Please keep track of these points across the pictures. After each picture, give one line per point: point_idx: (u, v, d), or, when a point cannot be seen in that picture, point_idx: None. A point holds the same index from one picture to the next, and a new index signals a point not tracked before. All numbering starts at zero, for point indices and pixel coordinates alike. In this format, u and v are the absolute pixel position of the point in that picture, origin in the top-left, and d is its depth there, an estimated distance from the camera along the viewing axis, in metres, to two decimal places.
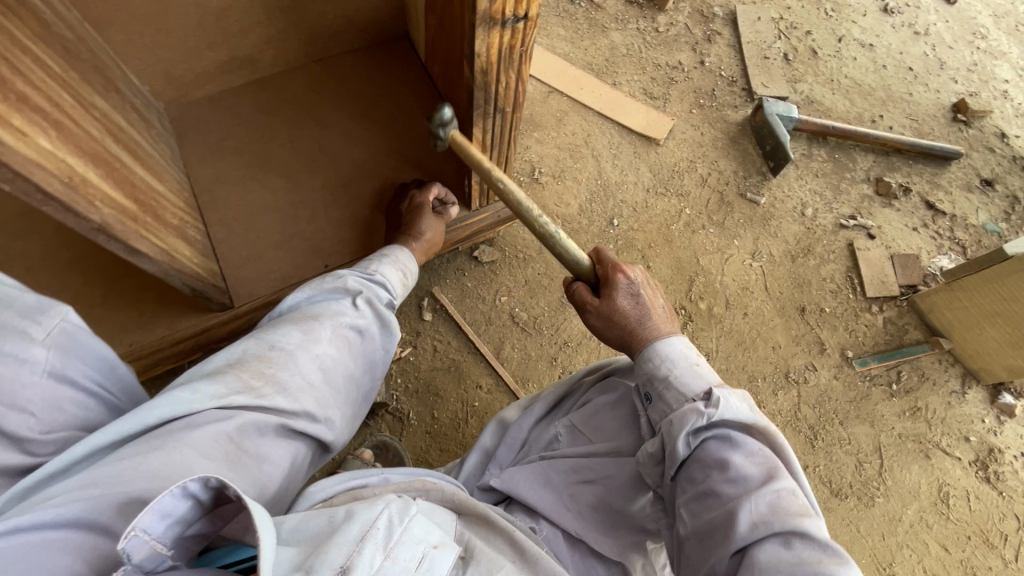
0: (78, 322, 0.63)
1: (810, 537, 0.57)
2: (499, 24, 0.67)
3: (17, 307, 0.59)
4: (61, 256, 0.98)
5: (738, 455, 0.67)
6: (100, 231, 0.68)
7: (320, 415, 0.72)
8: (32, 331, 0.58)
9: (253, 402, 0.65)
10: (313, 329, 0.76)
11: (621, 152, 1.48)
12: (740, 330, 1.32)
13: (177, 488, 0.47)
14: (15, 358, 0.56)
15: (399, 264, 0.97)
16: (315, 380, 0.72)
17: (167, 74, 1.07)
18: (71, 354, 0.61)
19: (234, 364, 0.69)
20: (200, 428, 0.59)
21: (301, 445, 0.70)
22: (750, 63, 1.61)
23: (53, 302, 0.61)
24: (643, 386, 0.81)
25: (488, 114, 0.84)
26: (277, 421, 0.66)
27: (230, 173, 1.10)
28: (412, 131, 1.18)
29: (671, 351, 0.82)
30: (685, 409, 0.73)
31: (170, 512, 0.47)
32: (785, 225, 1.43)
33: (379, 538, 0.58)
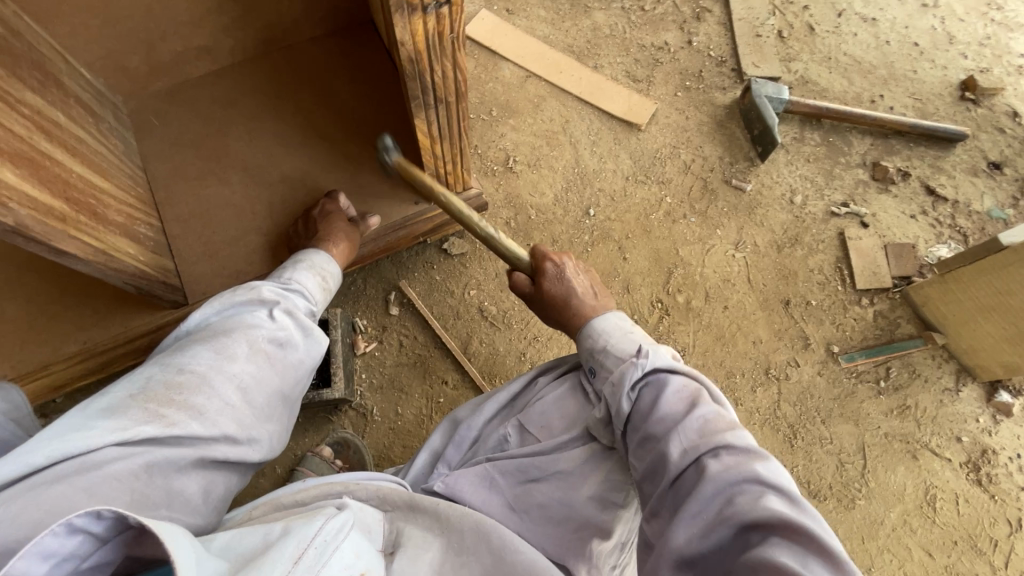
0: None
1: (735, 447, 0.59)
2: (420, 10, 0.63)
3: None
4: (15, 255, 0.99)
5: (667, 393, 0.69)
6: (20, 233, 0.68)
7: (241, 437, 0.70)
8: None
9: (162, 433, 0.62)
10: (226, 346, 0.74)
11: (600, 139, 1.42)
12: (720, 324, 1.27)
13: (62, 523, 0.46)
14: None
15: (317, 269, 0.95)
16: (234, 401, 0.70)
17: (121, 67, 1.05)
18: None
19: (140, 392, 0.65)
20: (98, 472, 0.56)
21: (220, 473, 0.68)
22: (741, 42, 1.53)
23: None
24: (586, 362, 0.82)
25: (429, 105, 0.80)
26: (193, 454, 0.63)
27: (187, 168, 1.09)
28: (373, 122, 1.14)
29: (606, 325, 0.84)
30: (623, 367, 0.74)
31: (54, 552, 0.47)
32: (772, 214, 1.36)
33: (312, 558, 0.54)
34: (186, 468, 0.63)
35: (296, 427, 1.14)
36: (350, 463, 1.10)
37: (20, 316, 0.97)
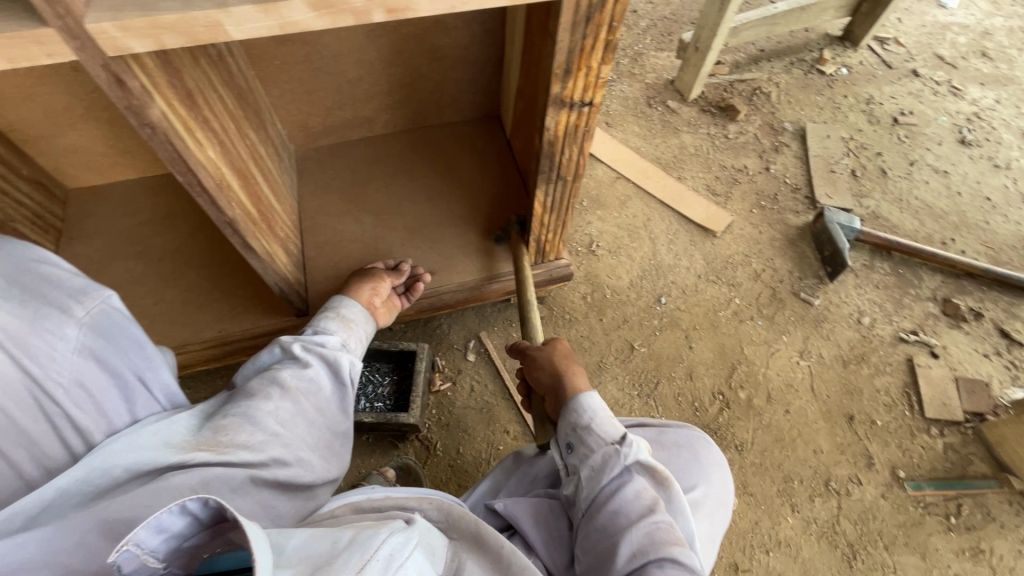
0: (119, 308, 0.67)
1: (681, 563, 0.68)
2: (567, 106, 0.81)
3: (65, 288, 0.64)
4: (186, 254, 1.22)
5: (628, 491, 0.75)
6: (229, 225, 0.86)
7: (288, 459, 0.76)
8: (71, 309, 0.62)
9: (215, 459, 0.68)
10: (262, 389, 0.80)
11: (677, 239, 1.56)
12: (780, 426, 1.28)
13: (177, 506, 0.51)
14: (51, 334, 0.60)
15: (340, 314, 1.01)
16: (276, 431, 0.76)
17: (304, 124, 1.33)
18: (103, 336, 0.65)
19: (193, 433, 0.72)
20: (163, 484, 0.63)
21: (271, 493, 0.73)
22: (816, 174, 1.69)
23: (98, 286, 0.66)
24: (566, 436, 0.85)
25: (551, 179, 0.97)
26: (246, 475, 0.70)
27: (332, 207, 1.32)
28: (488, 193, 1.35)
29: (594, 403, 0.86)
30: (603, 453, 0.80)
31: (167, 527, 0.51)
32: (839, 330, 1.42)
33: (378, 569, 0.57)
34: (240, 490, 0.69)
35: (365, 446, 1.23)
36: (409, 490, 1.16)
37: (177, 302, 1.17)
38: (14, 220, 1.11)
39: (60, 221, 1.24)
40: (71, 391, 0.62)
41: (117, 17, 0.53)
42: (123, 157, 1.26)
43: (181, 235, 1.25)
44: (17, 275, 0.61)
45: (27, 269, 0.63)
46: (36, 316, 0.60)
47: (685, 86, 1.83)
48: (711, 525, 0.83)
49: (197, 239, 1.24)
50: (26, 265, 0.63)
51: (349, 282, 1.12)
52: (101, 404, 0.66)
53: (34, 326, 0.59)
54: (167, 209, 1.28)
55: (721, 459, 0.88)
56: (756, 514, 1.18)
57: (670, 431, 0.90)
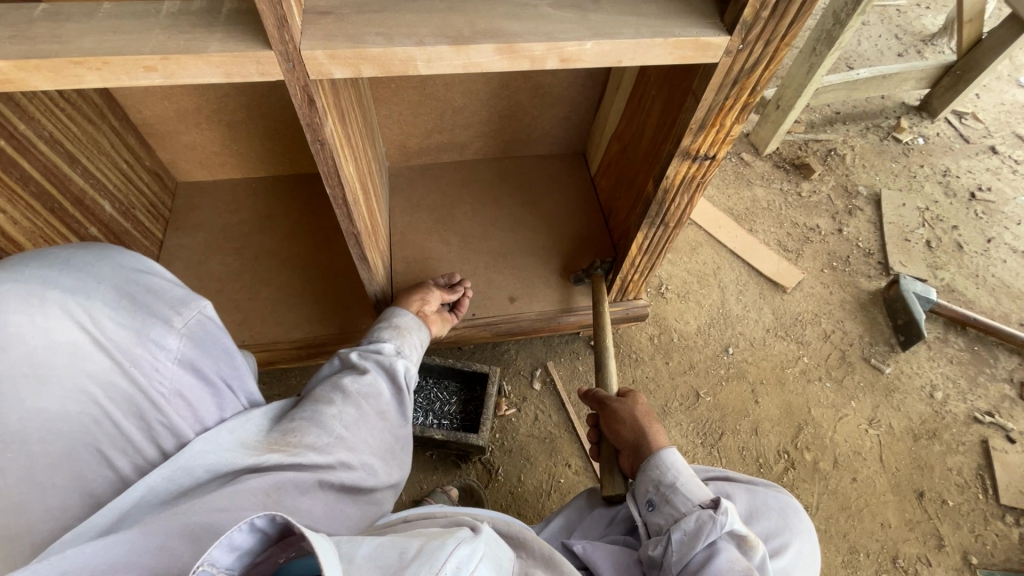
0: (214, 318, 0.65)
1: None
2: (691, 158, 0.84)
3: (165, 297, 0.61)
4: (282, 256, 1.28)
5: (721, 561, 0.72)
6: (353, 238, 0.90)
7: (353, 462, 0.75)
8: (172, 319, 0.60)
9: (287, 460, 0.67)
10: (324, 396, 0.81)
11: (746, 290, 1.56)
12: (847, 494, 1.26)
13: (245, 525, 0.50)
14: (154, 344, 0.59)
15: (395, 323, 1.01)
16: (340, 433, 0.76)
17: (402, 144, 1.39)
18: (199, 345, 0.63)
19: (263, 433, 0.71)
20: (237, 484, 0.61)
21: (339, 497, 0.72)
22: (890, 241, 1.68)
23: (196, 296, 0.64)
24: (646, 493, 0.84)
25: (654, 224, 1.00)
26: (315, 476, 0.68)
27: (420, 224, 1.36)
28: (570, 226, 1.38)
29: (678, 461, 0.84)
30: (695, 516, 0.77)
31: (237, 545, 0.51)
32: (910, 402, 1.39)
33: None
34: (310, 492, 0.67)
35: (429, 463, 1.24)
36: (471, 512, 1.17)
37: (270, 300, 1.22)
38: (134, 207, 1.18)
39: (167, 211, 1.31)
40: (171, 401, 0.61)
41: (329, 46, 0.58)
42: (232, 158, 1.33)
43: (278, 237, 1.30)
44: (125, 285, 0.59)
45: (131, 277, 0.61)
46: (140, 325, 0.58)
47: (761, 140, 1.85)
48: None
49: (292, 243, 1.30)
50: (130, 273, 0.61)
51: (397, 296, 1.13)
52: (197, 411, 0.65)
53: (138, 336, 0.58)
54: (266, 211, 1.34)
55: (810, 526, 0.85)
56: None
57: (759, 490, 0.88)
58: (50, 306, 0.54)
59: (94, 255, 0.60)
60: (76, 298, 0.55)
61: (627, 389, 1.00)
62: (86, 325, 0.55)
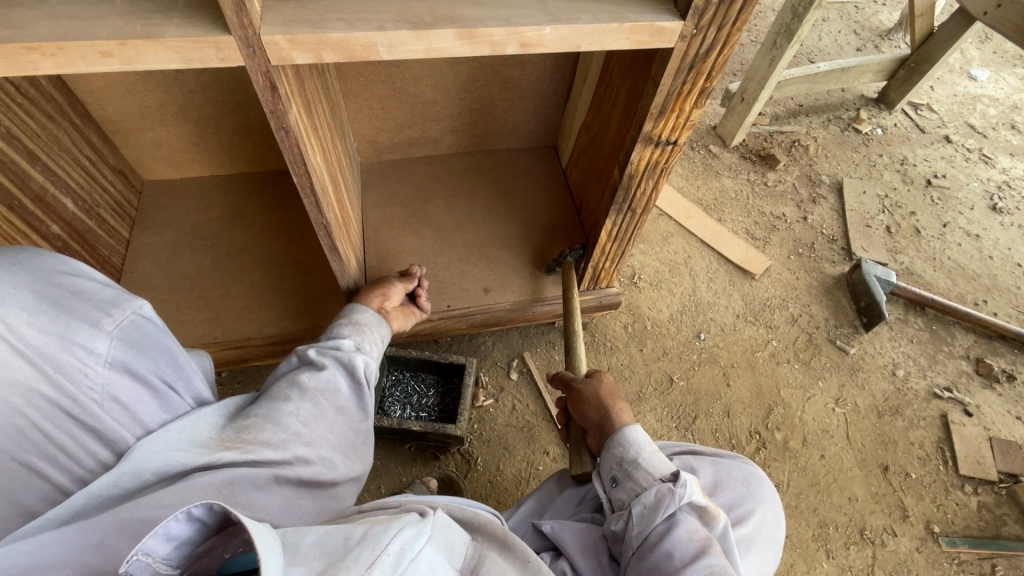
0: (151, 317, 0.62)
1: None
2: (654, 143, 0.87)
3: (94, 299, 0.59)
4: (253, 253, 1.27)
5: (680, 532, 0.74)
6: (323, 228, 0.90)
7: (312, 457, 0.76)
8: (102, 321, 0.58)
9: (241, 457, 0.68)
10: (281, 392, 0.81)
11: (717, 277, 1.60)
12: (816, 470, 1.30)
13: (182, 514, 0.48)
14: (83, 348, 0.56)
15: (356, 318, 1.01)
16: (298, 429, 0.76)
17: (373, 139, 1.39)
18: (134, 347, 0.61)
19: (217, 430, 0.71)
20: (188, 482, 0.62)
21: (297, 491, 0.73)
22: (852, 227, 1.74)
23: (130, 296, 0.61)
24: (610, 470, 0.85)
25: (622, 210, 1.02)
26: (271, 472, 0.69)
27: (394, 218, 1.36)
28: (542, 218, 1.40)
29: (640, 438, 0.85)
30: (655, 490, 0.78)
31: (175, 535, 0.49)
32: (874, 380, 1.44)
33: (390, 564, 0.53)
34: (265, 486, 0.68)
35: (407, 456, 1.24)
36: None
37: (242, 297, 1.21)
38: (98, 205, 1.16)
39: (133, 210, 1.28)
40: (108, 405, 0.59)
41: (290, 31, 0.58)
42: (200, 156, 1.31)
43: (249, 235, 1.29)
44: (48, 288, 0.56)
45: (54, 280, 0.57)
46: (66, 331, 0.55)
47: (728, 133, 1.90)
48: (761, 560, 0.84)
49: (263, 239, 1.29)
50: (54, 277, 0.57)
51: (359, 292, 1.12)
52: (138, 415, 0.63)
53: (64, 341, 0.55)
54: (236, 209, 1.32)
55: (774, 494, 0.88)
56: (792, 557, 1.19)
57: (724, 462, 0.90)
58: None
59: (10, 260, 0.55)
60: None
61: (596, 371, 1.00)
62: (4, 332, 0.52)
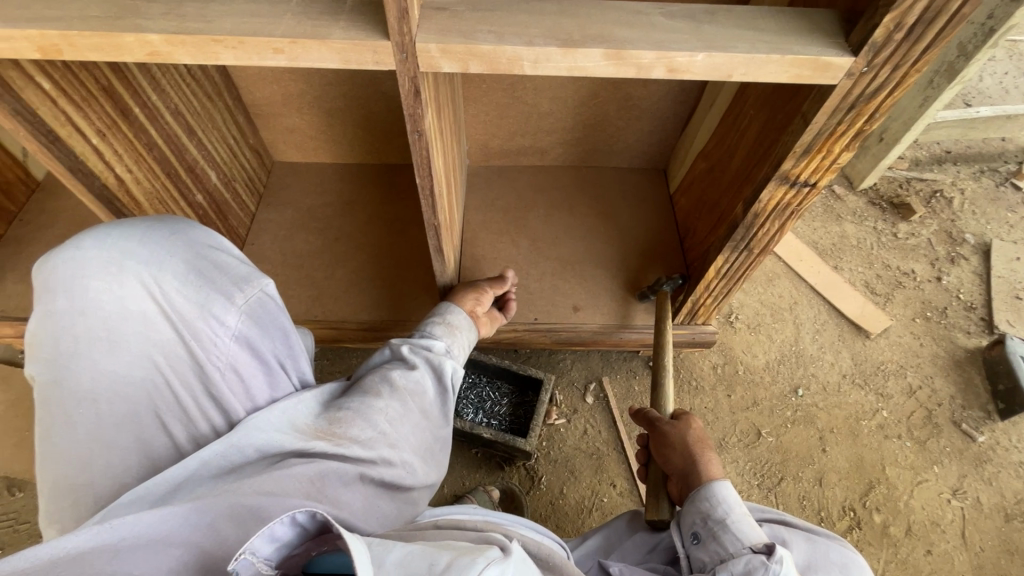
0: (271, 296, 0.74)
1: None
2: (789, 183, 0.80)
3: (231, 275, 0.72)
4: (358, 240, 1.33)
5: None
6: (433, 229, 0.92)
7: (394, 459, 0.77)
8: (234, 296, 0.70)
9: (331, 449, 0.71)
10: (373, 388, 0.83)
11: (824, 330, 1.47)
12: (918, 566, 1.15)
13: (288, 517, 0.55)
14: (216, 318, 0.69)
15: (448, 320, 1.02)
16: (384, 429, 0.78)
17: (484, 144, 1.41)
18: (255, 322, 0.72)
19: (312, 419, 0.76)
20: (283, 470, 0.66)
21: (377, 493, 0.75)
22: (997, 297, 1.52)
23: (258, 275, 0.74)
24: (692, 525, 0.80)
25: (737, 248, 0.96)
26: (356, 470, 0.71)
27: (493, 224, 1.38)
28: (643, 243, 1.35)
29: (729, 497, 0.79)
30: (743, 558, 0.72)
31: (278, 537, 0.55)
32: (1004, 477, 1.25)
33: None
34: (351, 483, 0.71)
35: (473, 461, 1.25)
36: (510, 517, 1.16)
37: (344, 282, 1.27)
38: (235, 180, 1.27)
39: (262, 187, 1.39)
40: (225, 373, 0.69)
41: (443, 41, 0.60)
42: (325, 143, 1.40)
43: (357, 222, 1.36)
44: (195, 261, 0.71)
45: (201, 255, 0.72)
46: (204, 300, 0.69)
47: (857, 173, 1.73)
48: None
49: (369, 229, 1.35)
50: (201, 250, 0.73)
51: (453, 290, 1.13)
52: (250, 387, 0.72)
53: (202, 309, 0.68)
54: (350, 197, 1.40)
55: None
56: None
57: (822, 542, 0.81)
58: (128, 278, 0.67)
59: (167, 233, 0.72)
60: (150, 270, 0.68)
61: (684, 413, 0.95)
62: (156, 294, 0.67)
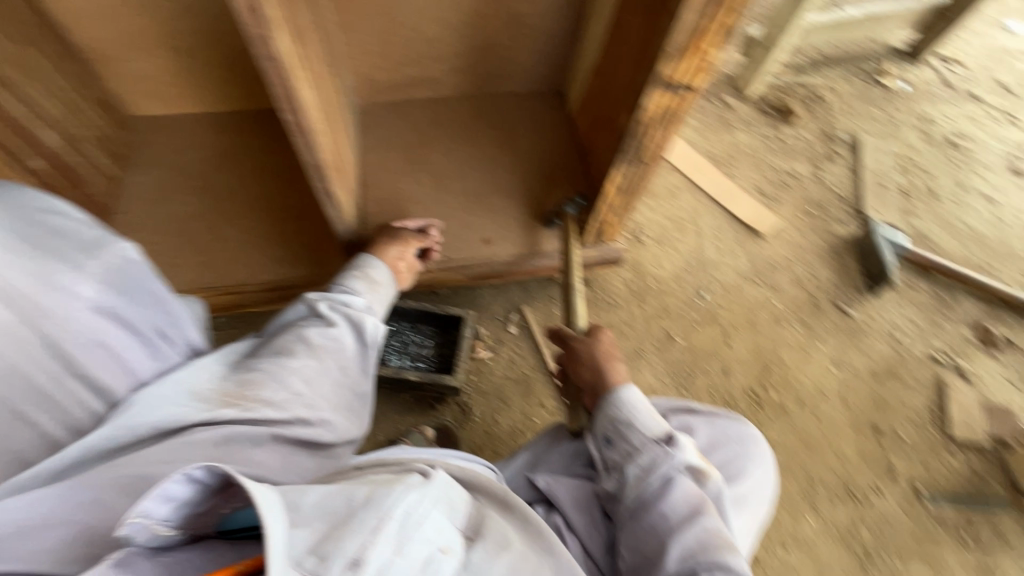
0: (133, 261, 0.71)
1: (730, 569, 0.68)
2: (669, 88, 0.81)
3: (80, 243, 0.67)
4: (244, 195, 1.22)
5: (675, 494, 0.76)
6: (316, 170, 0.85)
7: (311, 418, 0.78)
8: (89, 265, 0.66)
9: (239, 415, 0.72)
10: (286, 350, 0.83)
11: (723, 235, 1.56)
12: (808, 429, 1.32)
13: (181, 476, 0.55)
14: (66, 291, 0.63)
15: (365, 275, 1.00)
16: (298, 390, 0.79)
17: (370, 78, 1.31)
18: (118, 291, 0.69)
19: (218, 385, 0.77)
20: (186, 437, 0.68)
21: (297, 450, 0.76)
22: (866, 187, 1.68)
23: (112, 239, 0.70)
24: (604, 430, 0.85)
25: (630, 160, 0.97)
26: (269, 431, 0.73)
27: (391, 164, 1.31)
28: (548, 168, 1.34)
29: (634, 399, 0.85)
30: (650, 453, 0.79)
31: (174, 497, 0.56)
32: (874, 344, 1.44)
33: (393, 530, 0.58)
34: (263, 444, 0.72)
35: (404, 405, 1.25)
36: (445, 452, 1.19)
37: (234, 242, 1.17)
38: (82, 140, 1.10)
39: (120, 147, 1.23)
40: (93, 348, 0.66)
41: None
42: (187, 91, 1.24)
43: (240, 176, 1.24)
44: (30, 228, 0.62)
45: (38, 220, 0.64)
46: (51, 274, 0.63)
47: (745, 83, 1.81)
48: (752, 514, 0.86)
49: (255, 182, 1.24)
50: (36, 214, 0.64)
51: (376, 243, 1.09)
52: (126, 359, 0.71)
53: (50, 285, 0.62)
54: (226, 148, 1.27)
55: (768, 453, 0.89)
56: (778, 511, 1.22)
57: (720, 422, 0.90)
58: None
59: None
60: None
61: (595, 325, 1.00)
62: None
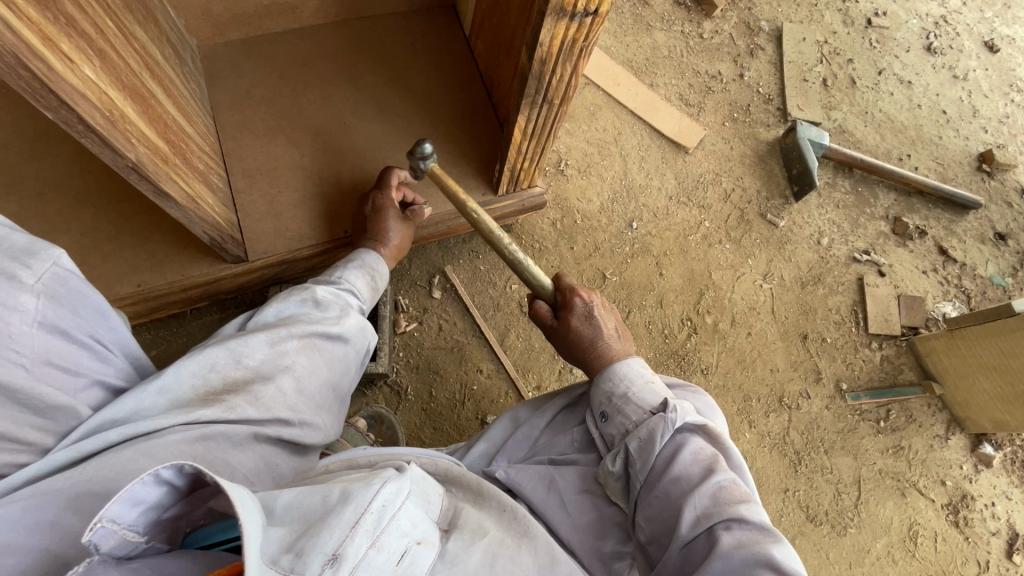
0: (73, 269, 0.56)
1: (749, 520, 0.60)
2: (568, 16, 0.66)
3: (5, 248, 0.52)
4: (74, 186, 0.98)
5: (682, 455, 0.69)
6: (133, 170, 0.65)
7: (296, 419, 0.68)
8: (20, 275, 0.52)
9: (223, 414, 0.61)
10: (281, 339, 0.71)
11: (648, 155, 1.46)
12: (742, 348, 1.34)
13: (149, 476, 0.43)
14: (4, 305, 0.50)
15: (366, 270, 0.93)
16: (287, 388, 0.69)
17: (205, 12, 1.04)
18: (61, 301, 0.55)
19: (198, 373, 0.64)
20: (158, 438, 0.57)
21: (277, 451, 0.66)
22: (789, 83, 1.60)
23: (45, 243, 0.54)
24: (600, 405, 0.80)
25: (536, 103, 0.82)
26: (249, 430, 0.62)
27: (257, 122, 1.08)
28: (447, 106, 1.14)
29: (628, 370, 0.81)
30: (649, 420, 0.73)
31: (142, 500, 0.44)
32: (800, 252, 1.44)
33: (372, 524, 0.46)
34: (243, 444, 0.62)
35: None
36: (383, 438, 1.12)
37: (73, 249, 0.95)
38: None
39: None
40: (38, 369, 0.52)
41: None
42: None
43: (64, 162, 0.99)
44: None
45: None
46: None
47: None
48: None
49: (85, 167, 1.00)
50: None
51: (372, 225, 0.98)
52: (74, 377, 0.56)
53: None
54: (36, 128, 1.01)
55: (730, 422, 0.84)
56: None
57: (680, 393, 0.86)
58: None
59: None
60: None
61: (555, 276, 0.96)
62: None
